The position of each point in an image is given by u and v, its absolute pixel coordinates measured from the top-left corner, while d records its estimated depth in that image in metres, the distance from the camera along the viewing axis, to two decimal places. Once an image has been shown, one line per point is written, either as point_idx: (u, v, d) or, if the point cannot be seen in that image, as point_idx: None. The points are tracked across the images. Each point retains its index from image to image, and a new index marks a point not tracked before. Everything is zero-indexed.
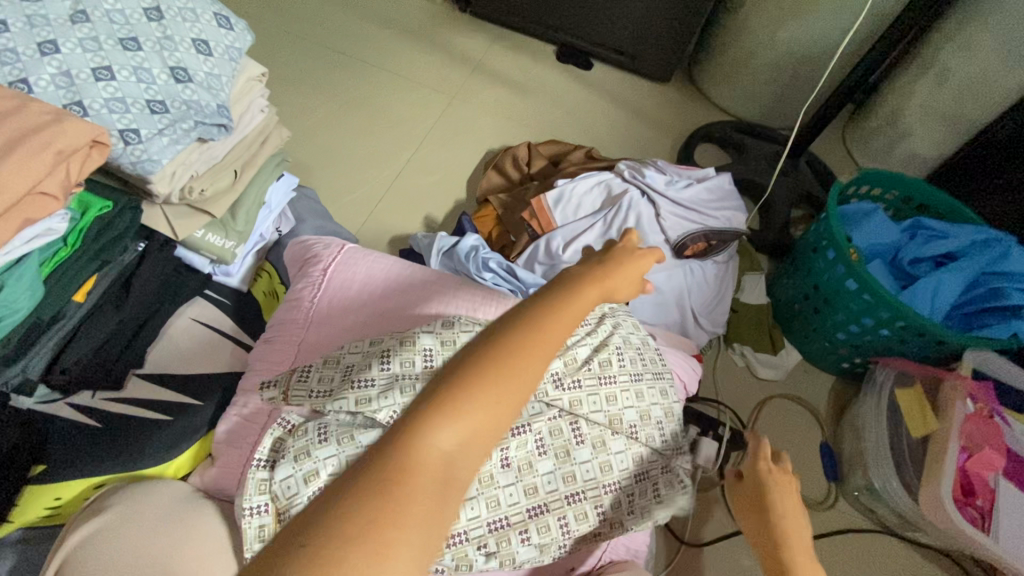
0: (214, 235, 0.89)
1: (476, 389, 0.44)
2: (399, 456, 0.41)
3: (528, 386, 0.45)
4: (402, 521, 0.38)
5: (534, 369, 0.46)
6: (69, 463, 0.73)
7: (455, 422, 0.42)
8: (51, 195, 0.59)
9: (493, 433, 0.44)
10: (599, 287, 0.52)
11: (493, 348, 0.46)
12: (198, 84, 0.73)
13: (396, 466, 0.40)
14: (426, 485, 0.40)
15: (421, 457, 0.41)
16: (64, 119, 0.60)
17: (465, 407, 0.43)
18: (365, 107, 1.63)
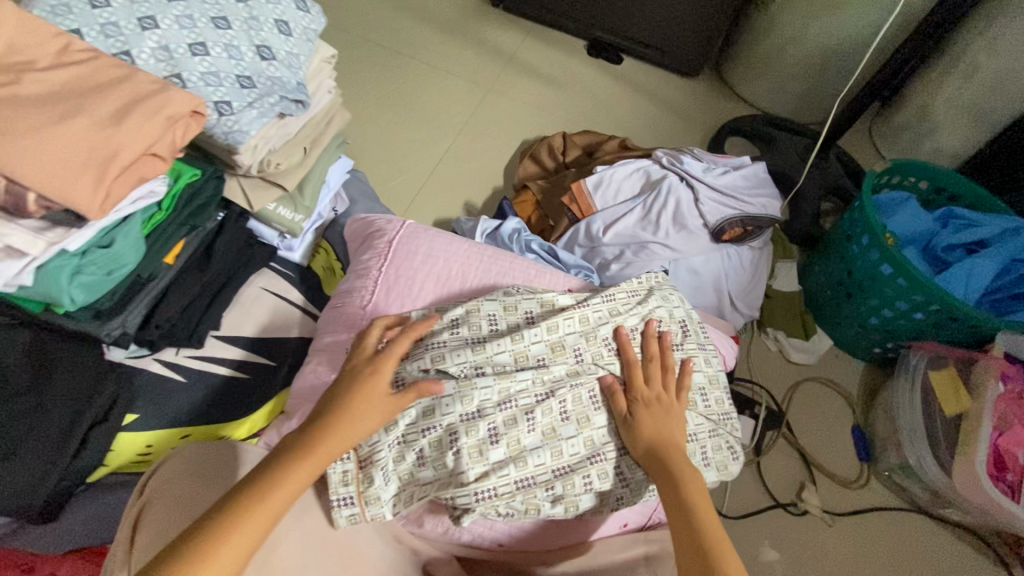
0: (284, 208, 0.94)
1: (267, 484, 0.61)
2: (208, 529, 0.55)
3: (293, 486, 0.62)
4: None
5: (296, 477, 0.63)
6: (157, 412, 0.80)
7: (254, 509, 0.58)
8: (160, 156, 0.64)
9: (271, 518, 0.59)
10: (356, 410, 0.71)
11: (300, 455, 0.65)
12: (284, 62, 0.78)
13: (219, 529, 0.55)
14: (231, 552, 0.54)
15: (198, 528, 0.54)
16: (168, 89, 0.64)
17: (256, 500, 0.58)
18: (402, 99, 1.67)
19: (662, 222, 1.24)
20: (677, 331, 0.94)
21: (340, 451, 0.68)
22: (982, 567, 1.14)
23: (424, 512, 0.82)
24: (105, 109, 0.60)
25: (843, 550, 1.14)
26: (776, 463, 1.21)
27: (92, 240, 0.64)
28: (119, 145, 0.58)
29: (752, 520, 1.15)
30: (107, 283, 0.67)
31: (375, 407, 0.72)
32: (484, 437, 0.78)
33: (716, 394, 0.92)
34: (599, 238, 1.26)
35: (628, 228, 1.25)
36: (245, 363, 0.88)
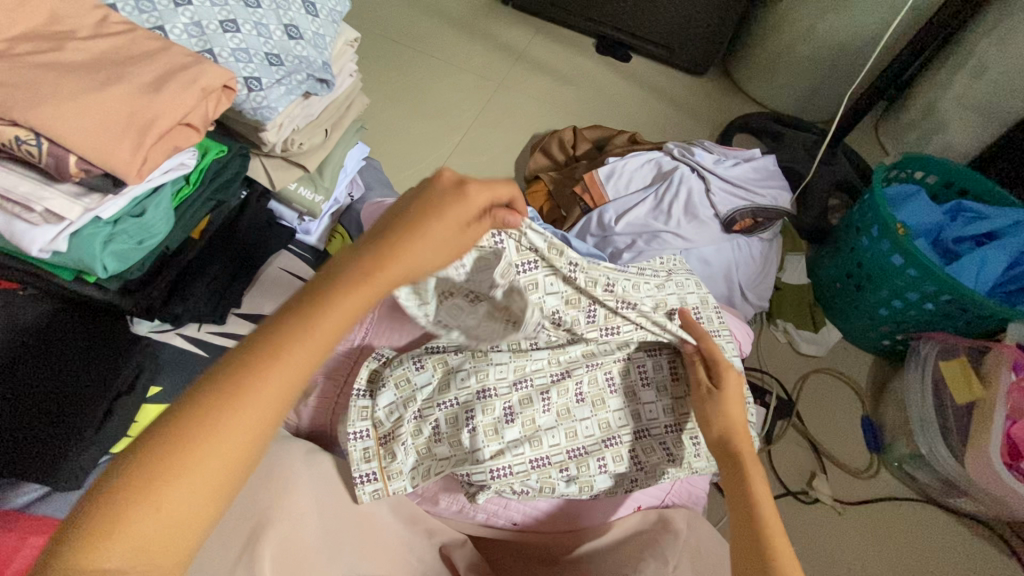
0: (304, 188, 0.95)
1: (291, 338, 0.41)
2: (216, 406, 0.38)
3: (328, 332, 0.43)
4: (175, 487, 0.36)
5: (330, 324, 0.43)
6: (180, 386, 0.81)
7: (270, 375, 0.40)
8: (194, 127, 0.65)
9: (293, 388, 0.41)
10: (409, 217, 0.49)
11: (319, 292, 0.44)
12: (310, 40, 0.79)
13: (224, 395, 0.38)
14: (247, 417, 0.39)
15: (218, 419, 0.38)
16: (203, 62, 0.66)
17: (274, 364, 0.40)
18: (414, 92, 1.69)
19: (674, 212, 1.25)
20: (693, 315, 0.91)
21: (397, 283, 0.48)
22: (992, 557, 1.14)
23: (441, 489, 0.82)
24: (144, 78, 0.62)
25: (852, 537, 1.14)
26: (786, 452, 1.22)
27: (125, 208, 0.65)
28: (156, 112, 0.60)
29: None
30: (137, 252, 0.68)
31: (427, 237, 0.49)
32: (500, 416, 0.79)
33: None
34: (611, 227, 1.27)
35: (640, 217, 1.26)
36: None
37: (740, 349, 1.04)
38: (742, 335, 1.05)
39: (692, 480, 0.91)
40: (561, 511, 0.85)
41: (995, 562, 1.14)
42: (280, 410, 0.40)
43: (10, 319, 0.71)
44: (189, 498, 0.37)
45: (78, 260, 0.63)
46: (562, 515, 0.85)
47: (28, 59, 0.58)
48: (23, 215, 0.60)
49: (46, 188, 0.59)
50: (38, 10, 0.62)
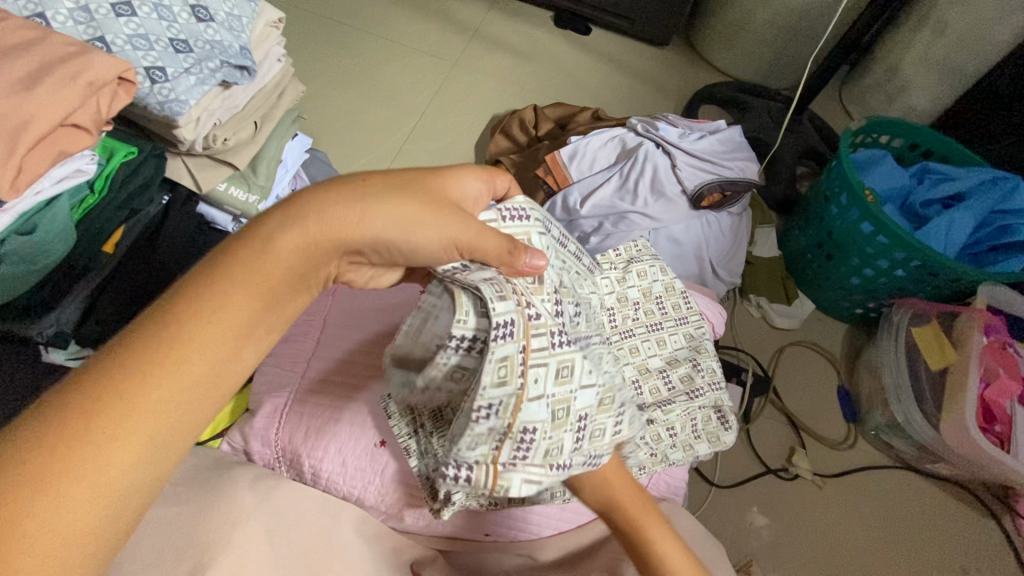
0: (236, 188, 0.87)
1: (161, 343, 0.37)
2: (94, 419, 0.34)
3: (226, 324, 0.39)
4: (100, 453, 0.34)
5: (231, 298, 0.40)
6: None
7: (156, 377, 0.36)
8: (82, 128, 0.57)
9: (199, 385, 0.38)
10: (305, 219, 0.43)
11: (209, 278, 0.40)
12: (222, 24, 0.70)
13: (172, 328, 0.37)
14: (204, 349, 0.38)
15: (116, 438, 0.35)
16: (89, 51, 0.57)
17: (154, 363, 0.36)
18: (365, 77, 1.59)
19: (640, 190, 1.20)
20: (659, 305, 0.87)
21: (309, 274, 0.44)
22: (966, 515, 1.15)
23: (404, 508, 0.77)
24: (14, 73, 0.53)
25: (833, 510, 1.14)
26: (765, 429, 1.21)
27: (8, 226, 0.58)
28: (31, 112, 0.53)
29: (745, 487, 1.14)
30: (33, 275, 0.61)
31: (293, 235, 0.42)
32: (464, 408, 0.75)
33: (708, 364, 0.87)
34: (576, 210, 1.22)
35: (606, 198, 1.21)
36: None
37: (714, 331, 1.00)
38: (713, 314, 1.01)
39: (669, 470, 0.86)
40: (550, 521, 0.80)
41: (969, 520, 1.15)
42: (191, 392, 0.37)
43: None
44: (163, 414, 0.36)
45: None
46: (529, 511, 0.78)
47: None
48: None
49: None
50: None
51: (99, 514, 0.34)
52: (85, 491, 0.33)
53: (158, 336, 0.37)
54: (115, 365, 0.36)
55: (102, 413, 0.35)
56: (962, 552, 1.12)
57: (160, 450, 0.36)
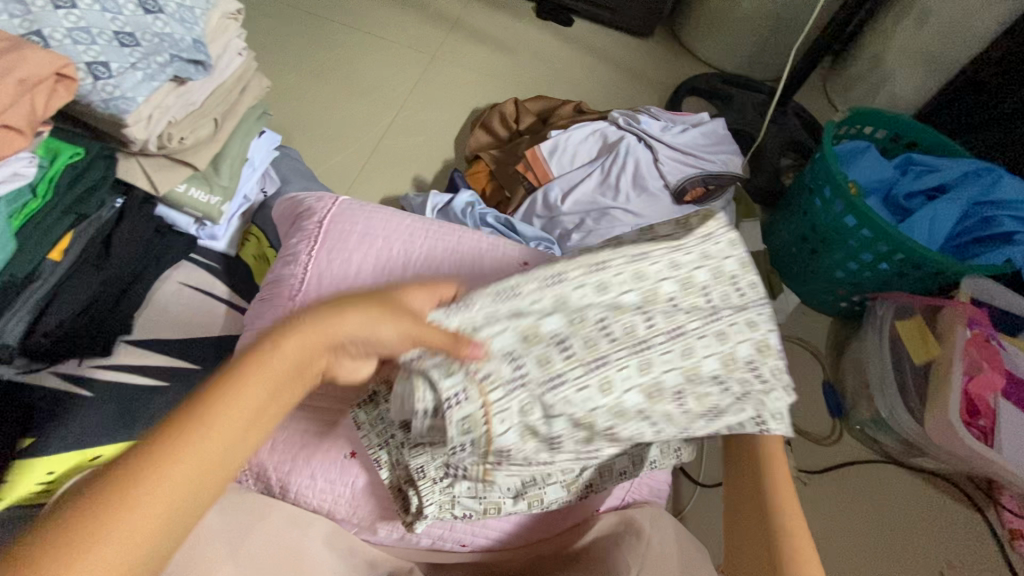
0: (196, 190, 0.82)
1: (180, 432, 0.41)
2: (112, 500, 0.38)
3: (238, 418, 0.43)
4: (111, 537, 0.37)
5: (246, 388, 0.44)
6: (56, 433, 0.68)
7: (175, 468, 0.40)
8: (16, 129, 0.54)
9: (213, 471, 0.42)
10: (309, 328, 0.47)
11: (230, 372, 0.45)
12: (173, 15, 0.66)
13: (176, 427, 0.41)
14: (196, 447, 0.41)
15: (125, 522, 0.37)
16: (23, 46, 0.54)
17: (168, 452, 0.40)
18: (340, 70, 1.54)
19: (622, 185, 1.17)
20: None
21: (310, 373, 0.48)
22: (950, 508, 1.15)
23: (376, 520, 0.74)
24: None
25: (819, 506, 1.13)
26: None
27: None
28: None
29: None
30: None
31: (305, 332, 0.47)
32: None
33: None
34: (557, 207, 1.19)
35: (587, 194, 1.18)
36: (167, 370, 0.76)
37: None
38: None
39: (651, 474, 0.84)
40: (528, 529, 0.78)
41: (954, 513, 1.15)
42: (202, 483, 0.41)
43: None
44: (167, 500, 0.39)
45: None
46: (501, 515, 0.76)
47: None
48: None
49: None
50: None
51: None
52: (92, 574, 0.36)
53: (161, 436, 0.41)
54: (118, 464, 0.39)
55: (112, 497, 0.38)
56: (946, 545, 1.12)
57: (156, 542, 0.39)
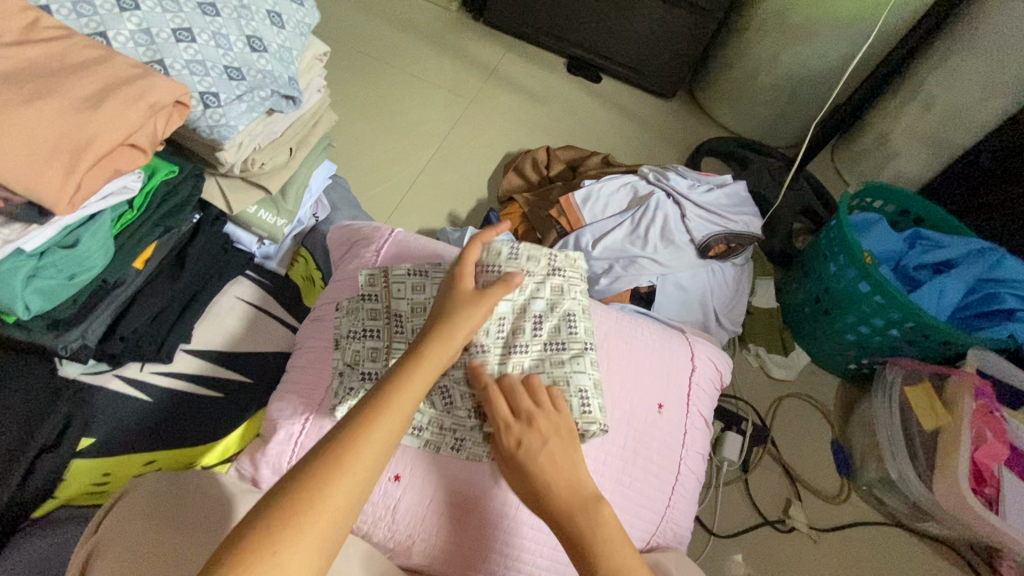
0: (266, 212, 0.87)
1: (382, 401, 0.50)
2: (345, 438, 0.47)
3: (423, 374, 0.54)
4: (356, 461, 0.46)
5: (430, 361, 0.56)
6: (118, 437, 0.70)
7: (383, 414, 0.49)
8: (139, 148, 0.58)
9: (404, 412, 0.51)
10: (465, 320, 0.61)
11: (431, 333, 0.58)
12: (274, 57, 0.73)
13: (364, 418, 0.48)
14: (384, 427, 0.49)
15: (362, 448, 0.47)
16: (152, 74, 0.58)
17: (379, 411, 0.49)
18: (381, 107, 1.62)
19: (650, 237, 1.23)
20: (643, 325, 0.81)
21: (450, 359, 0.58)
22: None
23: (412, 544, 0.76)
24: (81, 91, 0.54)
25: (828, 566, 1.15)
26: (763, 478, 1.22)
27: (53, 239, 0.57)
28: (95, 131, 0.53)
29: (745, 538, 1.15)
30: (67, 289, 0.60)
31: (473, 308, 0.62)
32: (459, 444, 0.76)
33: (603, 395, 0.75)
34: (588, 251, 1.25)
35: (617, 241, 1.25)
36: (221, 381, 0.78)
37: (705, 416, 0.94)
38: (709, 396, 0.95)
39: (676, 519, 0.87)
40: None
41: None
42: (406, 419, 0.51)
43: None
44: (382, 440, 0.48)
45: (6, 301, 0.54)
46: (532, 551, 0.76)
47: None
48: None
49: None
50: None
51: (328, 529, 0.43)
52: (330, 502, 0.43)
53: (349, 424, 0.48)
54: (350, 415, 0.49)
55: (341, 448, 0.46)
56: None
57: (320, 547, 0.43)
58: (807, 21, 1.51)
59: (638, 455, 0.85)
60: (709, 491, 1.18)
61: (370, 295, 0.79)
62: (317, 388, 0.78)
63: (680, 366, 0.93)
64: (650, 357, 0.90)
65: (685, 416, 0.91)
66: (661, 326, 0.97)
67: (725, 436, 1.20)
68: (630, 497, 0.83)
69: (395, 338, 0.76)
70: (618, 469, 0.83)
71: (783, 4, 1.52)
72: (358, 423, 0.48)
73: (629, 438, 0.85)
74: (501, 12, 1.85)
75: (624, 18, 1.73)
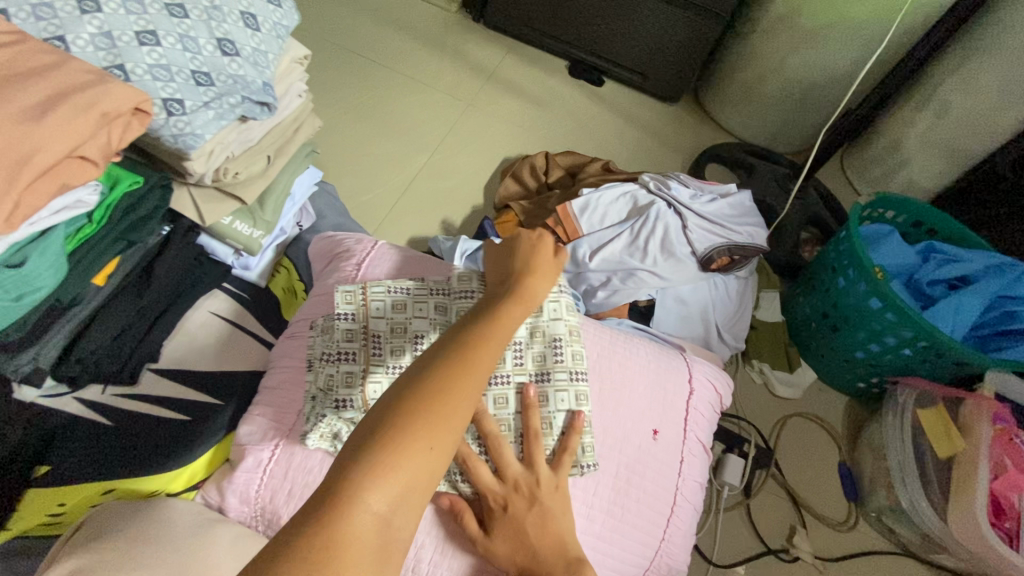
0: (241, 223, 0.83)
1: (481, 333, 0.53)
2: (454, 357, 0.49)
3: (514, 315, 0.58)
4: (468, 375, 0.49)
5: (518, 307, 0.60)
6: (73, 465, 0.66)
7: (487, 345, 0.52)
8: (90, 160, 0.54)
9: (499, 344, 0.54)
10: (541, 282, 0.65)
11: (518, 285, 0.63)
12: (247, 61, 0.69)
13: (470, 345, 0.51)
14: (488, 355, 0.52)
15: (473, 369, 0.49)
16: (107, 80, 0.54)
17: (482, 342, 0.52)
18: (376, 111, 1.58)
19: (650, 249, 1.18)
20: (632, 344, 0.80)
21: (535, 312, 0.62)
22: None
23: None
24: (25, 99, 0.50)
25: None
26: (766, 503, 1.17)
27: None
28: (37, 143, 0.49)
29: (746, 567, 1.09)
30: (14, 309, 0.56)
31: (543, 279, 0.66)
32: (439, 474, 0.72)
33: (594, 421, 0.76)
34: (584, 263, 1.20)
35: (615, 253, 1.20)
36: (188, 404, 0.74)
37: (703, 441, 0.89)
38: (708, 419, 0.90)
39: (671, 553, 0.82)
40: None
41: None
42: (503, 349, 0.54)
43: None
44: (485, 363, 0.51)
45: None
46: None
47: None
48: None
49: None
50: None
51: (449, 431, 0.46)
52: (447, 407, 0.46)
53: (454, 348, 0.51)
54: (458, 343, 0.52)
55: (453, 366, 0.49)
56: None
57: (419, 490, 0.43)
58: (817, 23, 1.45)
59: (632, 485, 0.80)
60: (708, 517, 1.12)
61: (346, 314, 0.74)
62: (289, 412, 0.74)
63: (677, 388, 0.87)
64: (645, 379, 0.85)
65: (681, 441, 0.86)
66: (657, 346, 0.91)
67: (726, 459, 1.14)
68: (625, 531, 0.78)
69: (372, 361, 0.71)
70: (609, 500, 0.79)
71: (792, 6, 1.46)
72: (466, 348, 0.50)
73: (621, 468, 0.80)
74: (501, 13, 1.80)
75: (627, 20, 1.68)
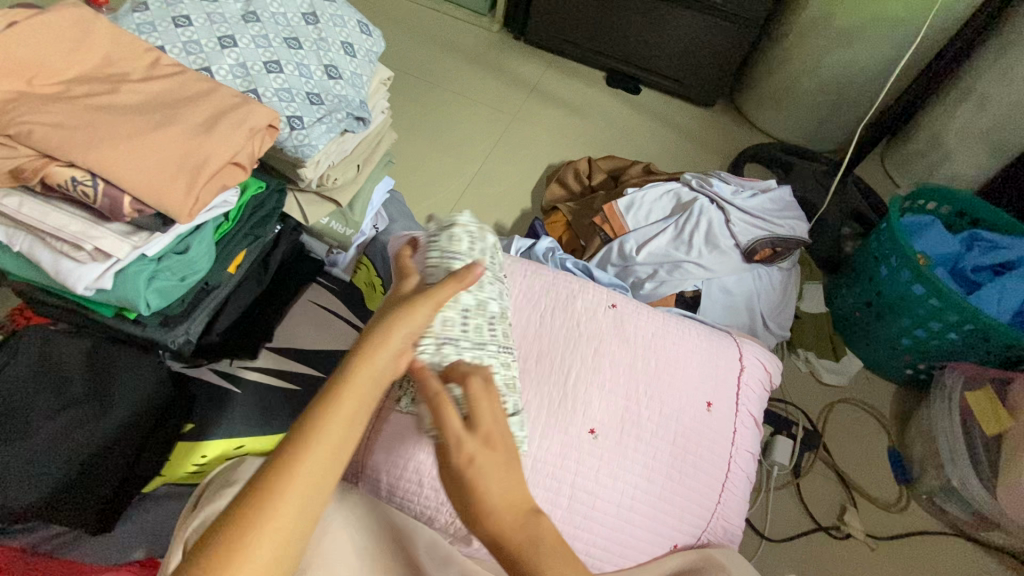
0: (336, 223, 0.96)
1: (269, 496, 0.41)
2: (222, 553, 0.39)
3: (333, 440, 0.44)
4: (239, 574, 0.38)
5: (341, 423, 0.45)
6: (211, 421, 0.80)
7: (280, 510, 0.41)
8: (241, 165, 0.66)
9: (305, 503, 0.42)
10: (395, 333, 0.49)
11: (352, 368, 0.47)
12: (348, 83, 0.82)
13: (259, 500, 0.40)
14: (281, 525, 0.40)
15: (240, 566, 0.39)
16: (250, 102, 0.67)
17: (272, 507, 0.41)
18: (430, 125, 1.72)
19: (695, 242, 1.26)
20: None
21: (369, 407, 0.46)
22: None
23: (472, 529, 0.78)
24: (195, 118, 0.63)
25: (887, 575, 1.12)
26: (816, 484, 1.21)
27: (169, 245, 0.65)
28: (208, 151, 0.62)
29: (798, 543, 1.14)
30: (179, 288, 0.68)
31: (419, 310, 0.51)
32: None
33: None
34: (631, 257, 1.28)
35: (661, 247, 1.28)
36: (298, 377, 0.87)
37: (754, 417, 0.95)
38: (758, 397, 0.96)
39: (726, 516, 0.88)
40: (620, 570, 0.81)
41: None
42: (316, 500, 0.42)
43: (51, 362, 0.73)
44: (276, 538, 0.40)
45: (130, 298, 0.63)
46: (590, 535, 0.80)
47: (87, 102, 0.60)
48: (73, 253, 0.60)
49: (95, 227, 0.59)
50: (93, 55, 0.64)
51: None
52: None
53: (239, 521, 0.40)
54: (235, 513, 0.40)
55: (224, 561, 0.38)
56: None
57: None
58: (849, 25, 1.51)
59: (689, 453, 0.86)
60: (759, 495, 1.17)
61: None
62: None
63: (729, 365, 0.94)
64: (699, 356, 0.93)
65: (733, 415, 0.92)
66: (708, 329, 0.99)
67: (775, 440, 1.20)
68: (683, 494, 0.85)
69: None
70: (669, 465, 0.85)
71: (825, 9, 1.52)
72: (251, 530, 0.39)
73: (679, 436, 0.87)
74: (541, 30, 1.92)
75: (660, 31, 1.77)
